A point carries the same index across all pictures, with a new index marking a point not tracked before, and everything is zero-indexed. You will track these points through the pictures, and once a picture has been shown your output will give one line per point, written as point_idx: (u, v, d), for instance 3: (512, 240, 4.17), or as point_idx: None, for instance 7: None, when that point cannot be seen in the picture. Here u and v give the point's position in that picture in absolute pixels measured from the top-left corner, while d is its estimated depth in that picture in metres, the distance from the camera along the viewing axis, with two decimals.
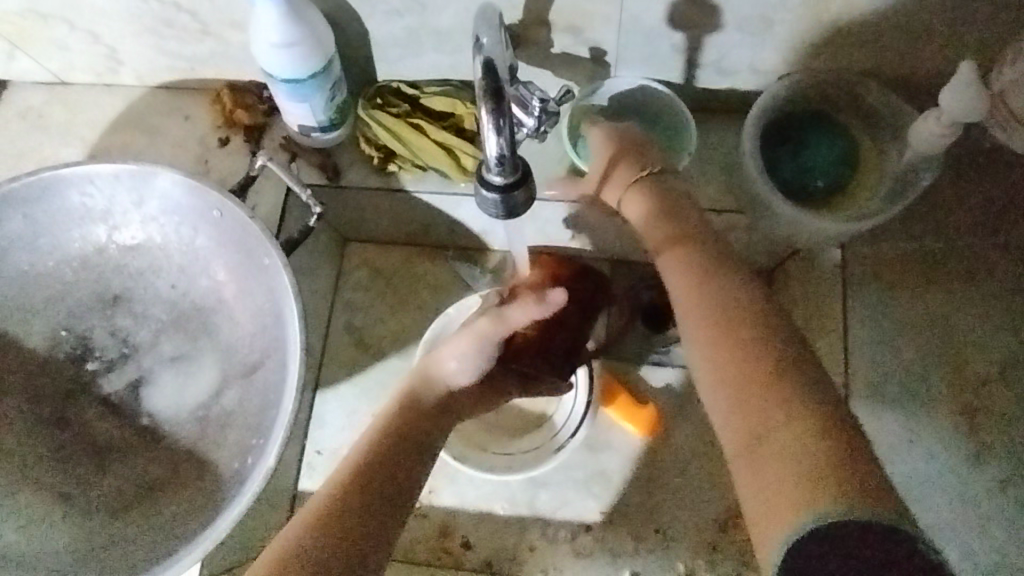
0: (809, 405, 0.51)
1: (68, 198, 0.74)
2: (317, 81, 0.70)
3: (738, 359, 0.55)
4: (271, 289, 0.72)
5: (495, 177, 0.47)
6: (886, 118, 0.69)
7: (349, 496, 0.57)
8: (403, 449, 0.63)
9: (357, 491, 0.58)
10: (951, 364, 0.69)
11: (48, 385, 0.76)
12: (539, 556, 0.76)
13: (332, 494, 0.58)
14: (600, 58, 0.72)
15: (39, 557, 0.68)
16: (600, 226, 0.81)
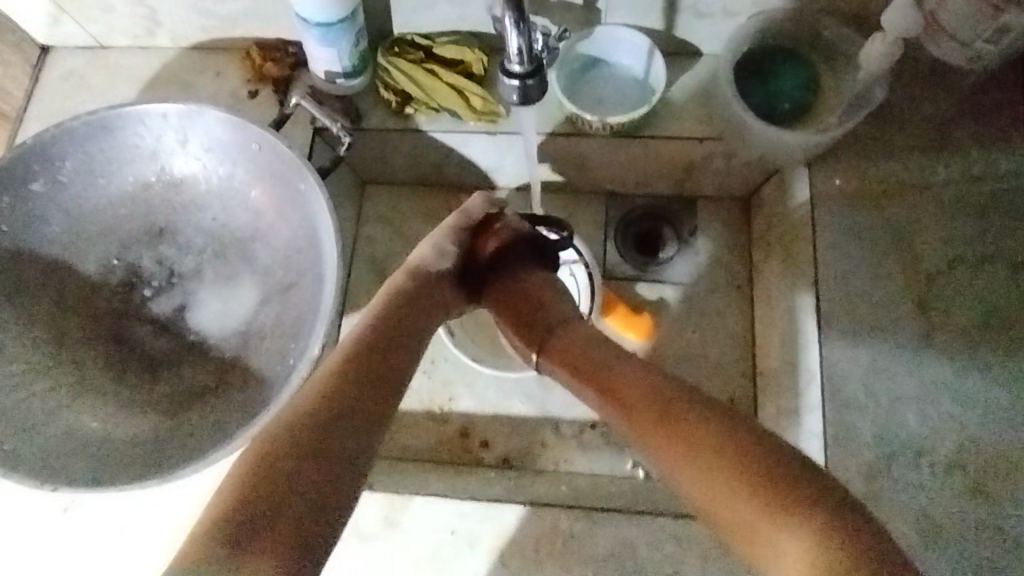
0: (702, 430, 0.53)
1: (122, 137, 0.82)
2: (345, 25, 0.80)
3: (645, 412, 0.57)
4: (307, 211, 0.81)
5: (514, 68, 0.59)
6: (842, 50, 0.80)
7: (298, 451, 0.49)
8: (363, 382, 0.56)
9: (312, 423, 0.51)
10: (906, 253, 0.76)
11: (99, 306, 0.83)
12: (550, 451, 0.85)
13: (282, 432, 0.50)
14: (592, 5, 0.82)
15: (96, 450, 0.74)
16: (596, 159, 0.92)
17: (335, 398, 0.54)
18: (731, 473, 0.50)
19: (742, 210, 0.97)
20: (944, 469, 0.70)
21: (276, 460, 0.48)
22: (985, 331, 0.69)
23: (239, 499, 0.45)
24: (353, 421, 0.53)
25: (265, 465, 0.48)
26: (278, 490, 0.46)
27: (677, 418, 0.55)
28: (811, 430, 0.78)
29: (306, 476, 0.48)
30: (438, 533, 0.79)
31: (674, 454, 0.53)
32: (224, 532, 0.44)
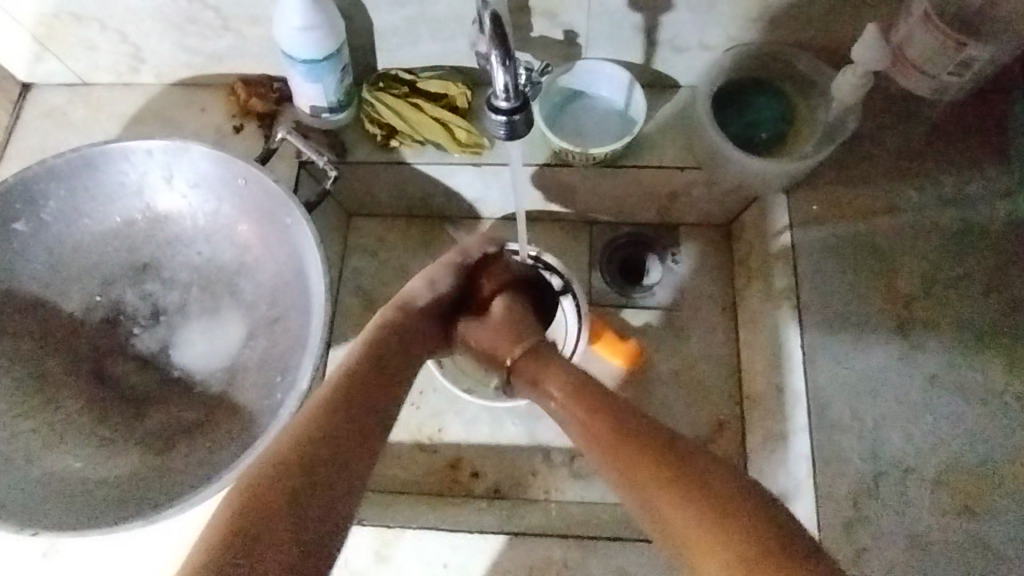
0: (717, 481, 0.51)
1: (105, 173, 0.82)
2: (330, 63, 0.81)
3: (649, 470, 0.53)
4: (293, 244, 0.81)
5: (502, 105, 0.60)
6: (815, 81, 0.83)
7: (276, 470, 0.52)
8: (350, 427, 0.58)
9: (301, 462, 0.53)
10: (882, 279, 0.79)
11: (81, 344, 0.82)
12: (541, 480, 0.85)
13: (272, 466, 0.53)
14: (573, 39, 0.84)
15: (79, 492, 0.73)
16: (580, 189, 0.93)
17: (325, 437, 0.56)
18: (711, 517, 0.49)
19: (724, 235, 0.99)
20: (928, 488, 0.71)
21: (264, 489, 0.51)
22: (958, 359, 0.72)
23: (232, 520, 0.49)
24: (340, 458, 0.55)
25: (267, 491, 0.51)
26: (280, 510, 0.50)
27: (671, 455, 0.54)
28: (799, 451, 0.79)
29: (300, 502, 0.51)
30: (431, 567, 0.77)
31: (652, 488, 0.53)
32: (225, 543, 0.48)
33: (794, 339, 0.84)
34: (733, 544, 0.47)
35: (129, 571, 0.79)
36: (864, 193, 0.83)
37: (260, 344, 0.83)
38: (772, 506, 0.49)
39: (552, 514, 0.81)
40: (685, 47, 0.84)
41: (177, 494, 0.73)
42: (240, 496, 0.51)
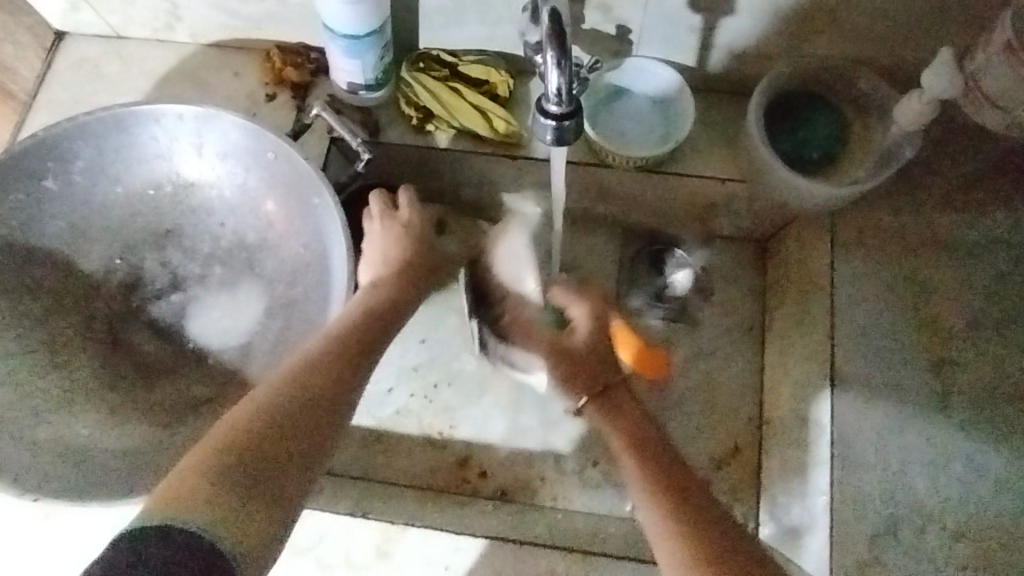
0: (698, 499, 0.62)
1: (134, 134, 0.79)
2: (372, 39, 0.78)
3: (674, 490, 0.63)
4: (320, 226, 0.79)
5: (552, 109, 0.56)
6: (874, 101, 0.79)
7: (287, 398, 0.59)
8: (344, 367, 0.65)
9: (296, 398, 0.59)
10: (924, 318, 0.76)
11: (97, 308, 0.80)
12: (547, 487, 0.83)
13: (268, 411, 0.57)
14: (625, 35, 0.80)
15: (83, 457, 0.72)
16: (616, 191, 0.90)
17: (297, 391, 0.60)
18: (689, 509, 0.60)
19: (758, 251, 0.95)
20: (950, 538, 0.69)
21: (259, 439, 0.54)
22: (989, 401, 0.72)
23: (226, 460, 0.52)
24: (315, 425, 0.58)
25: (267, 413, 0.57)
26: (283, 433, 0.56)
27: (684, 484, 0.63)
28: (818, 487, 0.74)
29: (300, 426, 0.57)
30: (431, 568, 0.76)
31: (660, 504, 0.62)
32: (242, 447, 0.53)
33: (825, 380, 0.77)
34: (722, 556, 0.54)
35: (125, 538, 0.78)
36: (912, 224, 0.80)
37: (276, 326, 0.81)
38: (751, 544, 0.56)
39: (560, 526, 0.79)
40: (739, 55, 0.80)
41: None
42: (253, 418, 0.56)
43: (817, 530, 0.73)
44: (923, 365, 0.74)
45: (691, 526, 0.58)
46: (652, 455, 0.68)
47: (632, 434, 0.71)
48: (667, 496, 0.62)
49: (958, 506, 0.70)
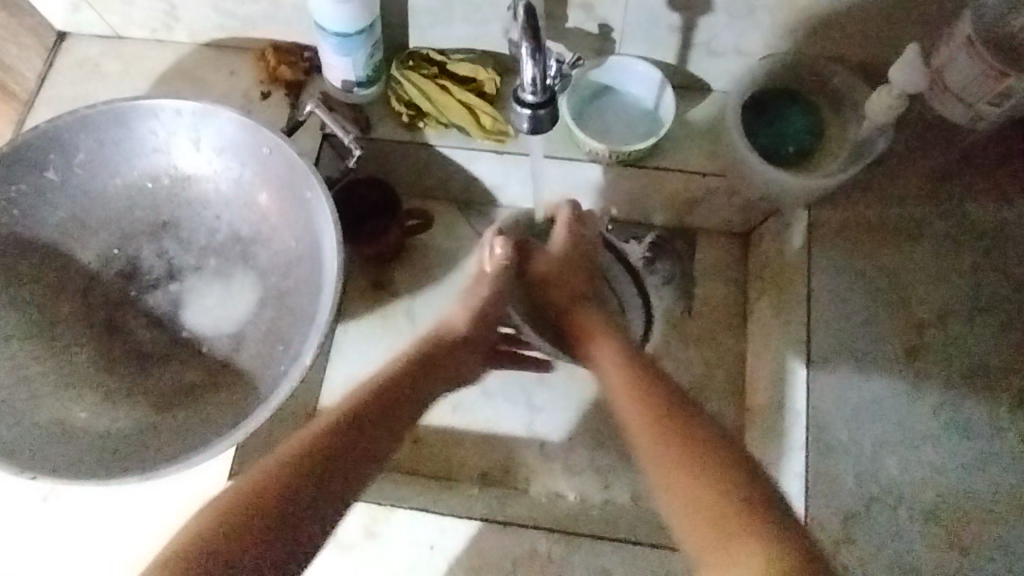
0: (731, 468, 0.55)
1: (133, 129, 0.82)
2: (363, 37, 0.81)
3: (702, 457, 0.56)
4: (312, 217, 0.81)
5: (529, 98, 0.59)
6: (849, 97, 0.82)
7: (288, 471, 0.56)
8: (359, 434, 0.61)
9: (311, 457, 0.58)
10: (898, 307, 0.78)
11: (96, 296, 0.83)
12: (533, 473, 0.86)
13: (288, 462, 0.57)
14: (607, 34, 0.83)
15: (81, 439, 0.75)
16: (600, 186, 0.93)
17: (303, 465, 0.57)
18: (714, 477, 0.54)
19: (740, 245, 0.98)
20: (920, 518, 0.71)
21: (272, 488, 0.55)
22: (960, 385, 0.74)
23: (227, 521, 0.53)
24: (339, 469, 0.58)
25: (279, 469, 0.56)
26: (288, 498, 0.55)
27: (703, 444, 0.57)
28: (794, 470, 0.76)
29: (317, 481, 0.57)
30: (416, 548, 0.77)
31: (679, 477, 0.55)
32: (251, 498, 0.55)
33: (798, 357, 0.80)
34: (754, 537, 0.50)
35: (121, 519, 0.81)
36: (886, 216, 0.82)
37: (268, 315, 0.83)
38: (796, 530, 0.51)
39: (543, 509, 0.80)
40: (718, 53, 0.83)
41: (177, 452, 0.74)
42: (262, 477, 0.56)
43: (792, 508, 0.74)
44: (895, 353, 0.77)
45: (724, 522, 0.52)
46: (660, 410, 0.60)
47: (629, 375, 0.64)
48: (683, 468, 0.56)
49: (927, 487, 0.72)
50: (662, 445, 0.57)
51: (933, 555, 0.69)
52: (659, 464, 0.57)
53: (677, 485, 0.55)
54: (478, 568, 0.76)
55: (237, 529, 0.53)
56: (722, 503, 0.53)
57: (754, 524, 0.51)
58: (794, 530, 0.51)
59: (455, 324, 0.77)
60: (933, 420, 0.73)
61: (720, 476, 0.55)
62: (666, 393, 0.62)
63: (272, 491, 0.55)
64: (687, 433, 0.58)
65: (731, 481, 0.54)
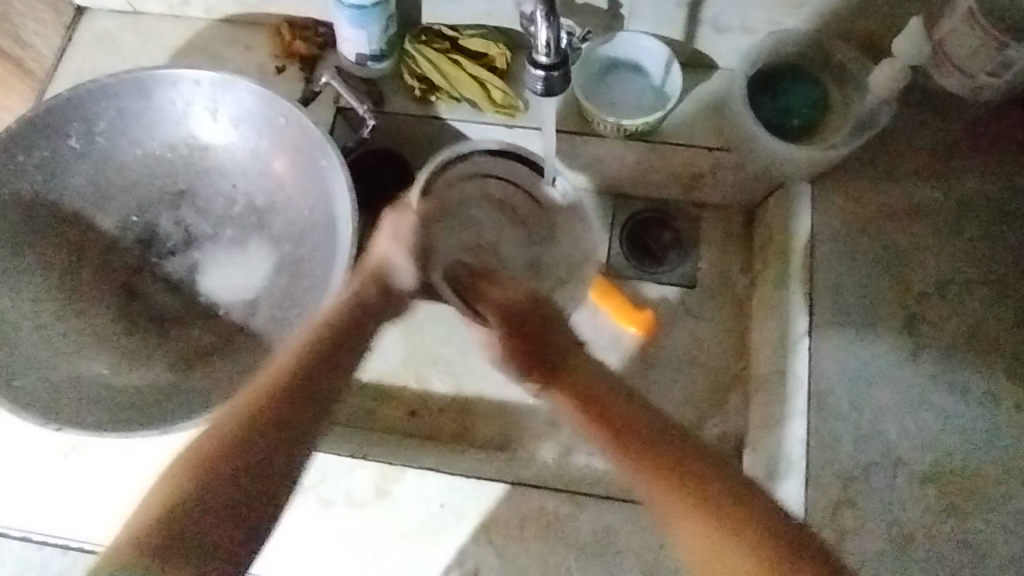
0: (708, 472, 0.61)
1: (153, 97, 0.84)
2: (378, 10, 0.83)
3: (670, 471, 0.62)
4: (326, 185, 0.83)
5: (542, 60, 0.61)
6: (851, 73, 0.84)
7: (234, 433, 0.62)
8: (285, 400, 0.65)
9: (251, 428, 0.62)
10: (899, 279, 0.80)
11: (115, 261, 0.85)
12: (537, 437, 0.87)
13: (219, 440, 0.61)
14: (616, 10, 0.85)
15: (103, 397, 0.77)
16: (608, 161, 0.95)
17: (249, 427, 0.62)
18: (689, 497, 0.60)
19: (744, 219, 0.99)
20: (918, 481, 0.73)
21: (204, 470, 0.59)
22: (956, 353, 0.76)
23: (162, 516, 0.57)
24: (267, 446, 0.62)
25: (210, 448, 0.61)
26: (219, 483, 0.59)
27: (670, 464, 0.62)
28: (794, 434, 0.77)
29: (253, 444, 0.62)
30: (427, 506, 0.80)
31: (670, 495, 0.61)
32: (192, 490, 0.58)
33: (801, 319, 0.81)
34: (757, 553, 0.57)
35: (138, 478, 0.83)
36: (888, 191, 0.84)
37: (283, 282, 0.85)
38: (784, 531, 0.58)
39: (546, 471, 0.83)
40: (724, 30, 0.85)
41: (195, 409, 0.76)
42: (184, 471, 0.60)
43: (794, 472, 0.75)
44: (893, 321, 0.78)
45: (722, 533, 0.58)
46: (643, 428, 0.65)
47: (593, 399, 0.69)
48: (668, 475, 0.61)
49: (925, 452, 0.74)
50: (644, 459, 0.63)
51: (929, 514, 0.72)
52: (639, 474, 0.62)
53: (677, 517, 0.60)
54: (488, 527, 0.79)
55: (171, 523, 0.57)
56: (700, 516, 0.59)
57: (751, 531, 0.58)
58: (775, 531, 0.58)
59: (401, 267, 0.76)
60: (931, 386, 0.75)
61: (694, 491, 0.60)
62: (634, 403, 0.68)
63: (205, 493, 0.58)
64: (674, 451, 0.63)
65: (710, 494, 0.60)
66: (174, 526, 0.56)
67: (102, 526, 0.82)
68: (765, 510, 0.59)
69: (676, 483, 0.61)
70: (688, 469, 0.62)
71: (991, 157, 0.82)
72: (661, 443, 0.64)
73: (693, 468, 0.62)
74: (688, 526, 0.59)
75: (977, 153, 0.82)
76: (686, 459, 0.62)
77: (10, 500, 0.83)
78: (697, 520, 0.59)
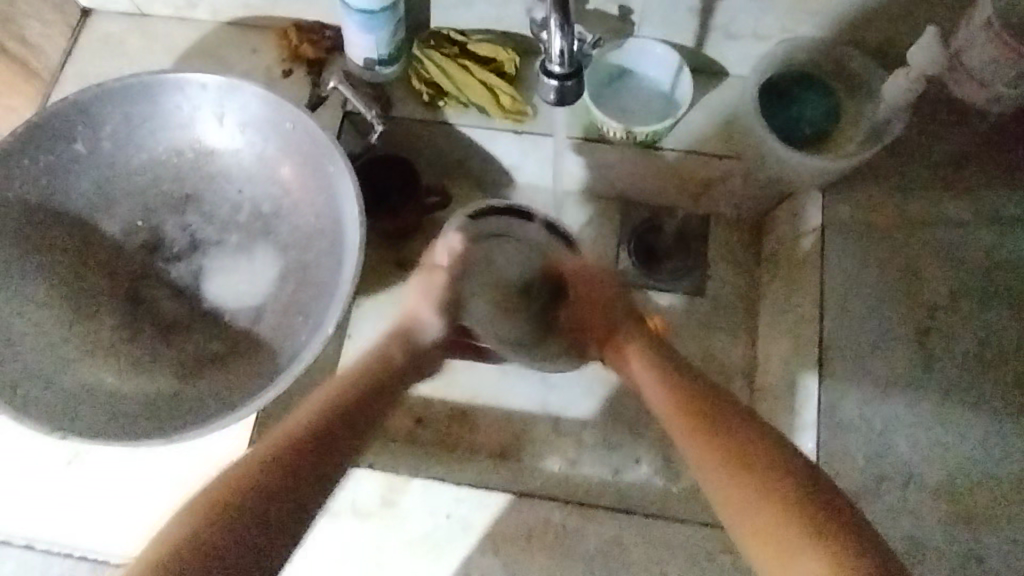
0: (769, 464, 0.58)
1: (158, 101, 0.83)
2: (386, 14, 0.82)
3: (764, 470, 0.57)
4: (332, 191, 0.82)
5: (555, 69, 0.61)
6: (865, 82, 0.83)
7: (275, 452, 0.59)
8: (326, 433, 0.64)
9: (296, 451, 0.60)
10: (910, 291, 0.79)
11: (119, 266, 0.84)
12: (544, 448, 0.85)
13: (262, 460, 0.58)
14: (627, 16, 0.84)
15: (109, 405, 0.77)
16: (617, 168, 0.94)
17: (293, 448, 0.61)
18: (759, 486, 0.57)
19: (752, 231, 0.98)
20: (930, 496, 0.72)
21: (250, 484, 0.56)
22: (969, 367, 0.75)
23: (190, 530, 0.52)
24: (301, 471, 0.59)
25: (255, 467, 0.58)
26: (259, 504, 0.55)
27: (750, 458, 0.59)
28: (805, 449, 0.77)
29: (296, 467, 0.59)
30: (433, 517, 0.80)
31: (731, 484, 0.58)
32: (231, 497, 0.55)
33: (811, 366, 0.80)
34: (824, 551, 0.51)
35: (142, 486, 0.83)
36: (900, 202, 0.83)
37: (288, 289, 0.84)
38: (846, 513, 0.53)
39: (551, 483, 0.82)
40: (736, 37, 0.84)
41: (202, 417, 0.76)
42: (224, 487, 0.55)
43: None
44: (904, 334, 0.77)
45: (785, 517, 0.54)
46: (706, 423, 0.64)
47: (692, 403, 0.66)
48: (732, 466, 0.59)
49: (938, 466, 0.73)
50: (716, 453, 0.61)
51: (942, 531, 0.70)
52: (711, 473, 0.60)
53: (734, 501, 0.58)
54: (495, 538, 0.79)
55: (207, 538, 0.52)
56: (783, 512, 0.54)
57: (811, 518, 0.53)
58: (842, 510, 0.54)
59: (427, 321, 0.80)
60: (945, 401, 0.74)
61: (759, 476, 0.57)
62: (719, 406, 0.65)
63: (242, 515, 0.54)
64: (741, 443, 0.60)
65: (772, 478, 0.57)
66: (197, 545, 0.51)
67: (107, 533, 0.81)
68: (830, 498, 0.55)
69: (731, 475, 0.59)
70: (760, 467, 0.58)
71: (1006, 168, 0.81)
72: (746, 444, 0.60)
73: (766, 462, 0.58)
74: (755, 515, 0.56)
75: (990, 164, 0.81)
76: (739, 438, 0.61)
77: (13, 506, 0.82)
78: (791, 535, 0.53)
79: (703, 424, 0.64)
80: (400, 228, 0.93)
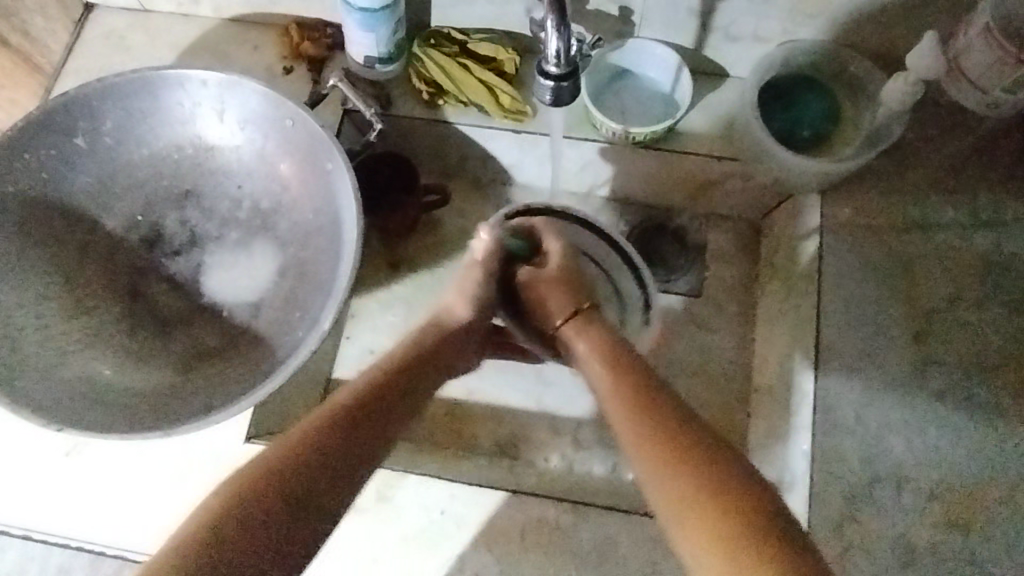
0: (708, 451, 0.52)
1: (159, 97, 0.84)
2: (387, 12, 0.82)
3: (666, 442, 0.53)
4: (331, 189, 0.83)
5: (552, 69, 0.61)
6: (865, 85, 0.83)
7: (323, 430, 0.54)
8: (376, 415, 0.58)
9: (342, 435, 0.54)
10: (908, 294, 0.79)
11: (119, 260, 0.85)
12: (541, 446, 0.87)
13: (306, 442, 0.53)
14: (628, 16, 0.84)
15: (108, 398, 0.77)
16: (617, 169, 0.95)
17: (343, 426, 0.55)
18: (695, 461, 0.51)
19: (751, 232, 0.99)
20: (924, 499, 0.72)
21: (287, 466, 0.50)
22: (965, 371, 0.75)
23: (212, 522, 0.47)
24: (347, 461, 0.54)
25: (301, 449, 0.52)
26: (293, 498, 0.49)
27: (678, 437, 0.53)
28: (800, 448, 0.78)
29: (338, 451, 0.54)
30: (426, 513, 0.80)
31: (652, 458, 0.53)
32: (274, 480, 0.50)
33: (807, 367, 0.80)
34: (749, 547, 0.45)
35: (141, 477, 0.83)
36: (898, 205, 0.83)
37: (286, 285, 0.85)
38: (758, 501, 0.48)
39: (546, 482, 0.83)
40: (737, 39, 0.84)
41: (199, 410, 0.76)
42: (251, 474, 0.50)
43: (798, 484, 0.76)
44: (900, 337, 0.78)
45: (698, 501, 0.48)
46: (632, 396, 0.58)
47: (633, 378, 0.61)
48: (660, 450, 0.53)
49: (932, 469, 0.73)
50: (637, 430, 0.55)
51: (935, 534, 0.70)
52: (629, 433, 0.56)
53: (663, 474, 0.52)
54: (489, 534, 0.79)
55: (227, 530, 0.47)
56: (703, 502, 0.48)
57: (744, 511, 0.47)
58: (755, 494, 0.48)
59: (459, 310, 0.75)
60: (939, 404, 0.74)
61: (676, 455, 0.52)
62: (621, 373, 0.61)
63: (269, 505, 0.48)
64: (671, 424, 0.55)
65: (709, 467, 0.50)
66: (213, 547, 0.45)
67: (106, 524, 0.82)
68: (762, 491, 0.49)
69: (657, 454, 0.53)
70: (685, 452, 0.52)
71: (1006, 172, 0.81)
72: (670, 426, 0.54)
73: (688, 444, 0.52)
74: (673, 494, 0.50)
75: (990, 168, 0.81)
76: (656, 415, 0.56)
77: (12, 497, 0.83)
78: (702, 520, 0.47)
79: (628, 394, 0.59)
80: (399, 225, 0.94)
